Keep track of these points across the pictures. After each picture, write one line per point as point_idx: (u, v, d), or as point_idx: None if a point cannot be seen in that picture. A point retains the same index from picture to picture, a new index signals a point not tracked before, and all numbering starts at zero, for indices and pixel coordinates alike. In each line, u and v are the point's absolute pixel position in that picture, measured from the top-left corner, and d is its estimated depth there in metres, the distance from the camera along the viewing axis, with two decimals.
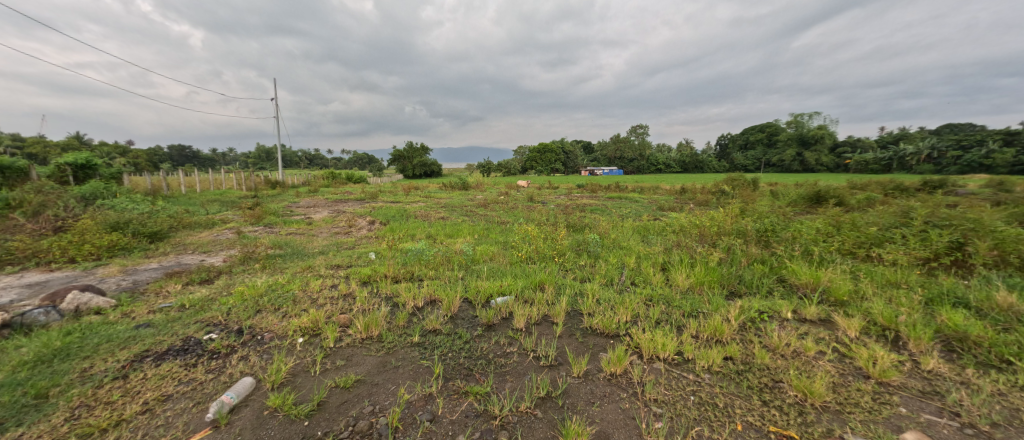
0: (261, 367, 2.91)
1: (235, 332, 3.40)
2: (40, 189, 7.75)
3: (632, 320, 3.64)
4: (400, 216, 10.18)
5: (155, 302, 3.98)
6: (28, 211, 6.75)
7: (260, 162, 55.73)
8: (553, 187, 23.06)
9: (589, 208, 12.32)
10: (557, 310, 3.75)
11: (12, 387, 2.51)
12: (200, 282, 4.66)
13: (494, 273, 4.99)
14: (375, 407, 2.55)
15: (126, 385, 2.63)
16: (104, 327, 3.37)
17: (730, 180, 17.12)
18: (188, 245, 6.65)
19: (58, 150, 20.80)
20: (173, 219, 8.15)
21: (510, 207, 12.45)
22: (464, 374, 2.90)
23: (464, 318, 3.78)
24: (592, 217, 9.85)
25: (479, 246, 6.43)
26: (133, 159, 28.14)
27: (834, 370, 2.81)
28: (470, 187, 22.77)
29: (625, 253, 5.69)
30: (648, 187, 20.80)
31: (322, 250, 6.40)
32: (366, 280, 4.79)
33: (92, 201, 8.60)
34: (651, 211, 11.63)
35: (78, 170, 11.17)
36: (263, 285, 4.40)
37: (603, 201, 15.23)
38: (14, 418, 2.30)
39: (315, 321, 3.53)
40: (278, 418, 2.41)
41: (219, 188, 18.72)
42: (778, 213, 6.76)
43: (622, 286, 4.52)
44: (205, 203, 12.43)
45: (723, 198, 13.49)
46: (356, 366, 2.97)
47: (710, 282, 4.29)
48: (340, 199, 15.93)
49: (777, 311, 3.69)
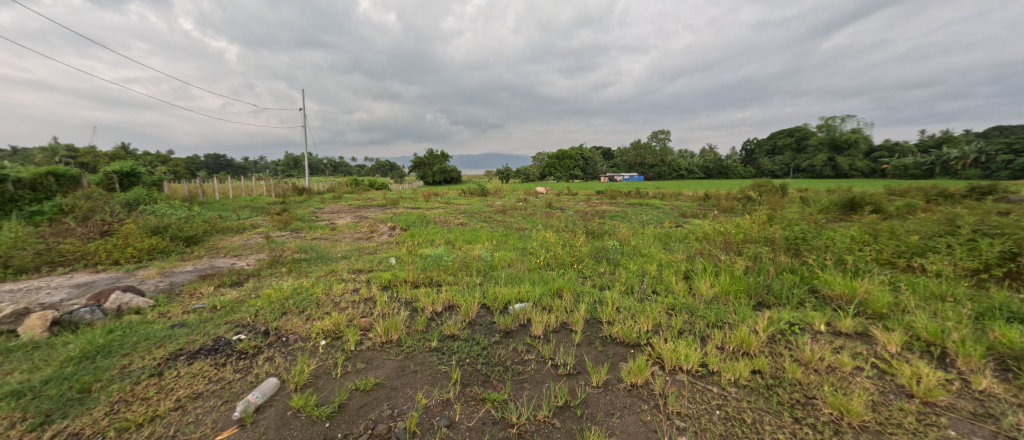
0: (285, 368, 2.97)
1: (261, 333, 3.49)
2: (90, 196, 8.28)
3: (654, 329, 3.54)
4: (420, 222, 10.38)
5: (188, 303, 4.13)
6: (78, 217, 7.22)
7: (288, 171, 57.96)
8: (572, 194, 22.82)
9: (608, 215, 12.07)
10: (576, 318, 3.69)
11: (60, 381, 2.64)
12: (231, 284, 4.83)
13: (511, 279, 4.97)
14: (394, 411, 2.56)
15: (160, 383, 2.72)
16: (142, 326, 3.52)
17: (756, 185, 16.66)
18: (221, 248, 6.91)
19: (105, 160, 22.33)
20: (208, 223, 8.54)
21: (529, 214, 12.45)
22: (482, 381, 2.87)
23: (482, 324, 3.77)
24: (612, 224, 9.74)
25: (497, 252, 6.45)
26: (172, 168, 30.12)
27: (874, 388, 2.64)
28: (488, 194, 22.82)
29: (647, 261, 5.56)
30: (669, 193, 20.39)
31: (345, 254, 6.54)
32: (385, 284, 4.85)
33: (135, 206, 9.11)
34: (673, 218, 11.46)
35: (124, 178, 11.86)
36: (289, 288, 4.52)
37: (623, 207, 15.06)
38: (60, 410, 2.40)
39: (335, 324, 3.60)
40: (301, 419, 2.45)
41: (250, 194, 19.62)
42: (809, 221, 6.49)
43: (643, 295, 4.41)
44: (236, 209, 12.90)
45: (749, 204, 13.14)
46: (376, 370, 2.99)
47: (737, 291, 4.13)
48: (362, 205, 16.36)
49: (809, 323, 3.51)
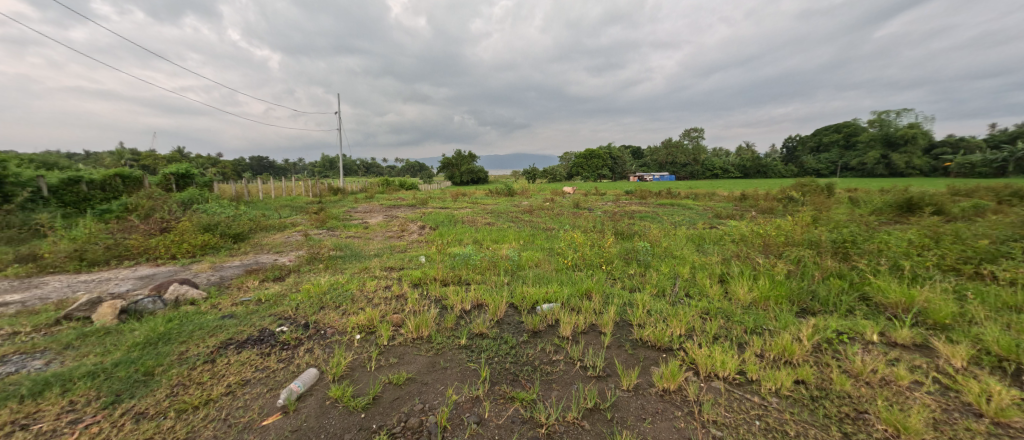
0: (323, 360, 3.10)
1: (302, 326, 3.67)
2: (151, 196, 8.98)
3: (688, 334, 3.43)
4: (448, 221, 10.53)
5: (237, 296, 4.40)
6: (141, 215, 7.85)
7: (325, 172, 60.46)
8: (600, 194, 22.47)
9: (638, 215, 11.80)
10: (606, 319, 3.63)
11: (128, 364, 2.87)
12: (274, 279, 5.10)
13: (539, 279, 4.96)
14: (425, 405, 2.61)
15: (213, 369, 2.91)
16: (196, 316, 3.79)
17: (799, 185, 15.76)
18: (264, 245, 7.31)
19: (163, 162, 24.16)
20: (253, 221, 9.05)
21: (557, 214, 12.37)
22: (511, 379, 2.89)
23: (510, 323, 3.78)
24: (642, 224, 9.51)
25: (524, 252, 6.46)
26: (221, 170, 32.16)
27: (934, 404, 2.44)
28: (515, 194, 22.86)
29: (679, 263, 5.39)
30: (702, 193, 19.65)
31: (377, 252, 6.76)
32: (416, 282, 4.97)
33: (189, 205, 9.80)
34: (707, 219, 11.05)
35: (180, 179, 12.78)
36: (327, 284, 4.72)
37: (654, 208, 14.67)
38: (129, 391, 2.61)
39: (370, 319, 3.72)
40: (338, 409, 2.55)
41: (289, 194, 20.62)
42: (860, 222, 6.07)
43: (675, 298, 4.28)
44: (277, 209, 13.60)
45: (792, 205, 12.45)
46: (407, 365, 3.07)
47: (778, 296, 3.93)
48: (393, 204, 16.81)
49: (860, 332, 3.29)
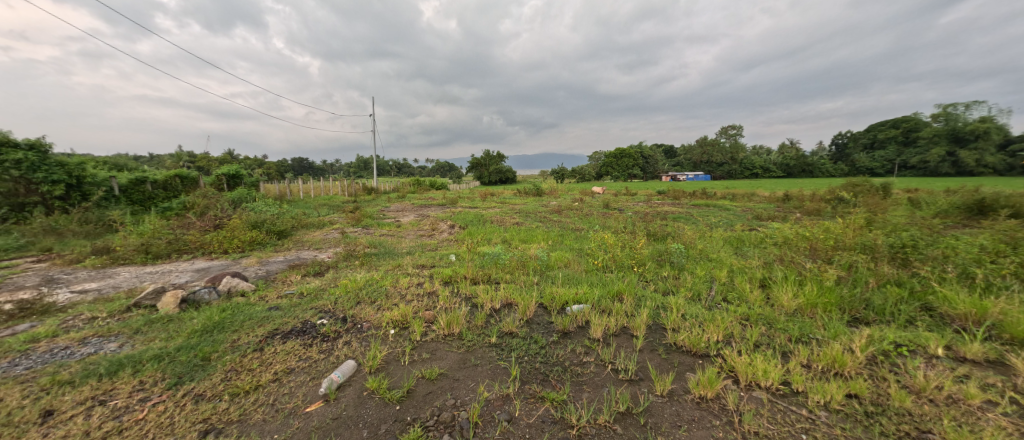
0: (360, 353, 3.23)
1: (340, 319, 3.83)
2: (206, 195, 9.67)
3: (726, 340, 3.30)
4: (477, 221, 10.65)
5: (281, 289, 4.67)
6: (197, 212, 8.47)
7: (360, 172, 62.72)
8: (632, 194, 21.97)
9: (671, 216, 11.45)
10: (638, 322, 3.55)
11: (188, 349, 3.11)
12: (314, 274, 5.36)
13: (569, 280, 4.92)
14: (457, 401, 2.66)
15: (262, 357, 3.11)
16: (246, 307, 4.05)
17: (850, 185, 14.73)
18: (305, 242, 7.69)
19: (215, 163, 25.96)
20: (295, 219, 9.55)
21: (586, 214, 12.22)
22: (541, 379, 2.89)
23: (539, 323, 3.78)
24: (676, 225, 9.22)
25: (553, 252, 6.43)
26: (266, 170, 34.13)
27: (1010, 427, 2.22)
28: (544, 194, 22.78)
29: (716, 266, 5.19)
30: (742, 194, 18.77)
31: (409, 250, 6.94)
32: (447, 280, 5.06)
33: (238, 203, 10.47)
34: (746, 220, 10.56)
35: (230, 179, 13.68)
36: (362, 280, 4.91)
37: (689, 208, 14.18)
38: (189, 374, 2.83)
39: (403, 315, 3.84)
40: (375, 400, 2.65)
41: (327, 193, 21.56)
42: (921, 226, 5.60)
43: (712, 302, 4.13)
44: (317, 207, 14.26)
45: (842, 207, 11.66)
46: (439, 360, 3.14)
47: (826, 304, 3.70)
48: (425, 204, 17.20)
49: (921, 345, 3.04)
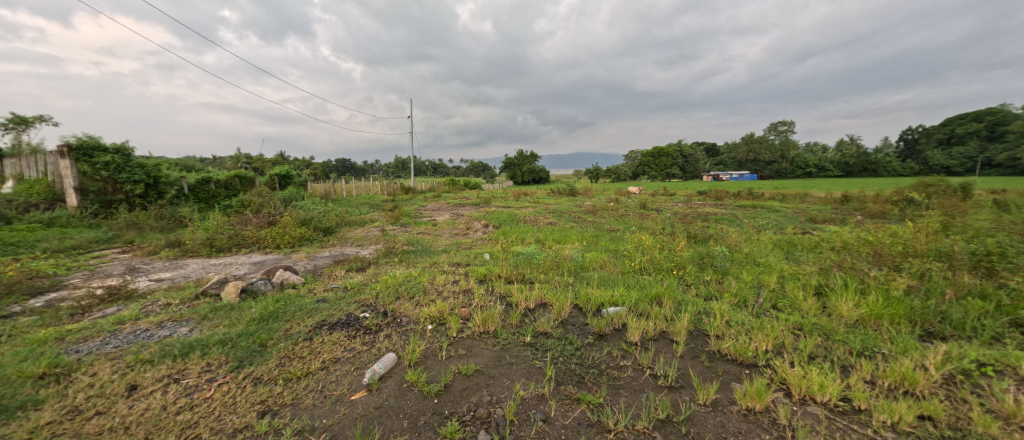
0: (400, 346, 3.35)
1: (381, 313, 3.99)
2: (261, 194, 10.40)
3: (776, 350, 3.11)
4: (511, 220, 10.70)
5: (327, 282, 4.94)
6: (254, 210, 9.13)
7: (399, 172, 64.84)
8: (671, 194, 21.22)
9: (713, 218, 10.95)
10: (678, 328, 3.43)
11: (248, 336, 3.37)
12: (357, 269, 5.62)
13: (605, 281, 4.84)
14: (493, 398, 2.70)
15: (311, 346, 3.30)
16: (296, 298, 4.31)
17: (922, 185, 13.39)
18: (348, 239, 8.08)
19: (268, 164, 27.87)
20: (339, 217, 10.05)
21: (622, 214, 11.95)
22: (577, 381, 2.86)
23: (574, 324, 3.75)
24: (718, 227, 8.81)
25: (588, 253, 6.34)
26: (312, 171, 36.16)
27: None
28: (578, 194, 22.49)
29: (764, 271, 4.91)
30: (793, 194, 17.58)
31: (445, 248, 7.10)
32: (482, 278, 5.14)
33: (289, 201, 11.17)
34: (797, 223, 9.90)
35: (282, 178, 14.61)
36: (402, 276, 5.08)
37: (733, 209, 13.48)
38: (248, 358, 3.06)
39: (440, 311, 3.93)
40: (415, 392, 2.74)
41: (368, 192, 22.48)
42: (1009, 231, 4.99)
43: (760, 309, 3.91)
44: (358, 206, 14.92)
45: (911, 209, 10.64)
46: (475, 357, 3.20)
47: (893, 315, 3.40)
48: (460, 203, 17.50)
49: (1010, 365, 2.72)
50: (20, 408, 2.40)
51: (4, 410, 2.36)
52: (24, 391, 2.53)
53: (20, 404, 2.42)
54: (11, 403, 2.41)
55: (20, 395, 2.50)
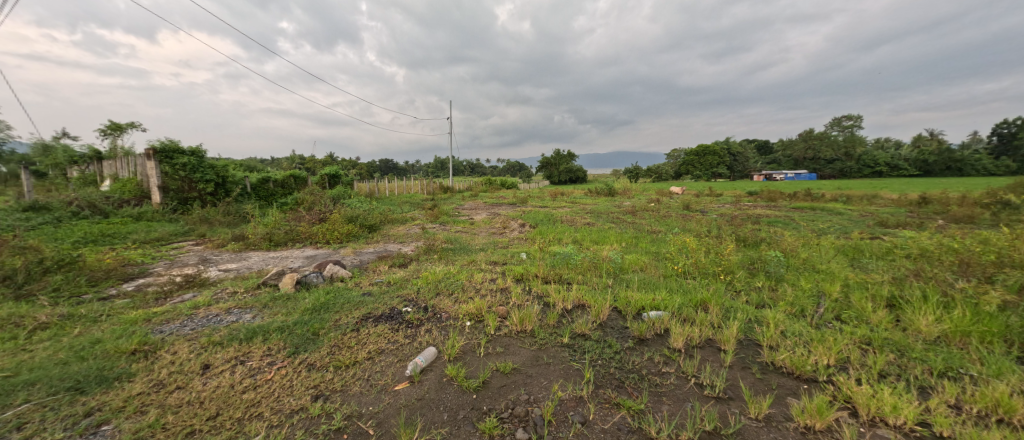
0: (440, 341, 3.44)
1: (422, 308, 4.12)
2: (312, 192, 11.06)
3: (839, 366, 2.88)
4: (548, 220, 10.65)
5: (372, 277, 5.17)
6: (306, 208, 9.73)
7: (438, 172, 66.51)
8: (717, 194, 20.17)
9: (765, 220, 10.28)
10: (727, 336, 3.26)
11: (302, 324, 3.60)
12: (399, 265, 5.84)
13: (646, 284, 4.70)
14: (530, 397, 2.70)
15: (359, 336, 3.47)
16: (344, 291, 4.55)
17: (1019, 187, 11.80)
18: (391, 236, 8.40)
19: (318, 164, 29.64)
20: (383, 215, 10.47)
21: (663, 215, 11.54)
22: (616, 385, 2.80)
23: (613, 327, 3.67)
24: (771, 231, 8.26)
25: (628, 255, 6.18)
26: (358, 171, 38.00)
27: None
28: (617, 194, 21.96)
29: (824, 279, 4.54)
30: (858, 196, 16.11)
31: (482, 247, 7.19)
32: (519, 277, 5.15)
33: (337, 199, 11.80)
34: (863, 227, 9.07)
35: (331, 178, 15.46)
36: (441, 273, 5.21)
37: (788, 211, 12.58)
38: (303, 345, 3.27)
39: (479, 308, 3.99)
40: (454, 386, 2.80)
41: (409, 191, 23.25)
42: None
43: (820, 320, 3.63)
44: (400, 204, 15.45)
45: (1004, 214, 9.41)
46: (513, 355, 3.22)
47: (983, 334, 3.03)
48: (497, 202, 17.65)
49: None
50: (116, 379, 2.73)
51: (104, 380, 2.69)
52: (120, 365, 2.87)
53: (117, 376, 2.75)
54: (110, 374, 2.74)
55: (117, 368, 2.83)
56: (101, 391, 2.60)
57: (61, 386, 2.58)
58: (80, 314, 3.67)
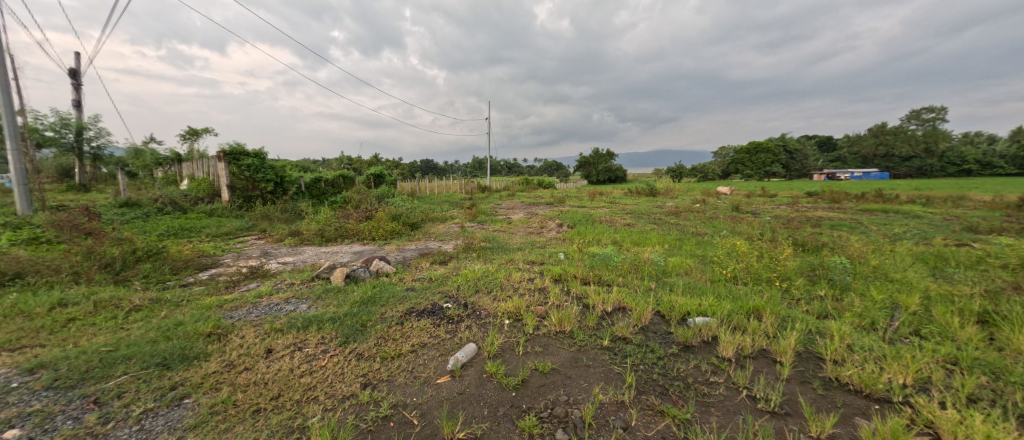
0: (480, 338, 3.48)
1: (462, 305, 4.19)
2: (359, 191, 11.61)
3: (918, 386, 2.59)
4: (586, 220, 10.48)
5: (414, 273, 5.33)
6: (354, 206, 10.23)
7: (476, 171, 67.51)
8: (771, 195, 18.87)
9: (827, 223, 9.48)
10: (783, 347, 3.04)
11: (353, 316, 3.78)
12: (439, 262, 5.98)
13: (691, 289, 4.49)
14: (570, 398, 2.66)
15: (403, 329, 3.59)
16: (389, 285, 4.72)
17: None
18: (431, 234, 8.62)
19: (364, 164, 31.10)
20: (424, 213, 10.78)
21: (709, 217, 10.98)
22: (660, 392, 2.69)
23: (656, 332, 3.53)
24: (833, 235, 7.61)
25: (671, 257, 5.94)
26: (400, 171, 39.42)
27: None
28: (660, 194, 21.18)
29: (899, 289, 4.11)
30: (940, 197, 14.43)
31: (520, 246, 7.20)
32: (557, 277, 5.11)
33: (381, 198, 12.30)
34: (944, 232, 8.12)
35: (376, 177, 16.13)
36: (480, 271, 5.27)
37: (853, 214, 11.52)
38: (353, 335, 3.44)
39: (517, 307, 4.00)
40: (494, 383, 2.82)
41: (448, 191, 23.77)
42: None
43: (894, 335, 3.28)
44: (440, 203, 15.83)
45: None
46: (552, 355, 3.18)
47: None
48: (535, 202, 17.62)
49: None
50: (196, 357, 3.00)
51: (186, 358, 2.97)
52: (199, 345, 3.16)
53: (196, 355, 3.03)
54: (190, 353, 3.03)
55: (196, 348, 3.12)
56: (183, 367, 2.88)
57: (151, 362, 2.89)
58: (165, 299, 4.09)
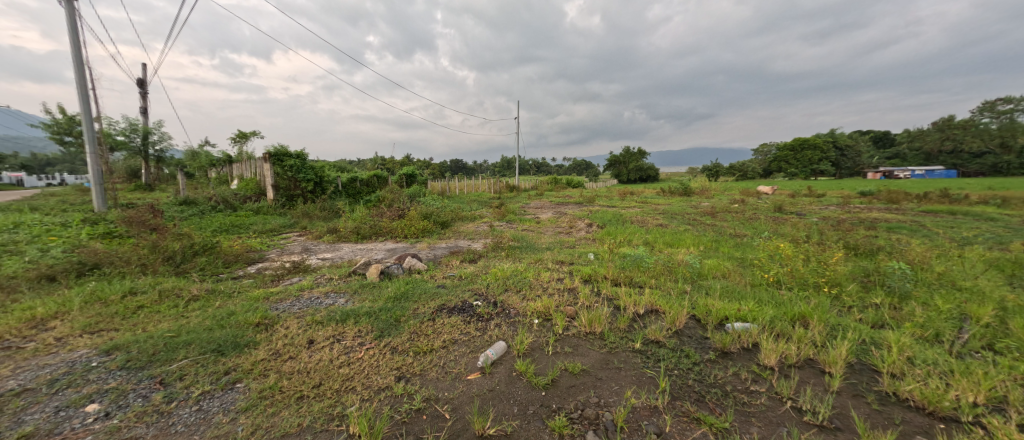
0: (509, 336, 3.49)
1: (491, 303, 4.22)
2: (392, 190, 11.94)
3: (991, 406, 2.36)
4: (616, 220, 10.27)
5: (445, 271, 5.42)
6: (387, 205, 10.53)
7: (505, 170, 67.77)
8: (817, 195, 17.73)
9: (881, 225, 8.81)
10: (832, 357, 2.85)
11: (387, 311, 3.90)
12: (469, 261, 6.05)
13: (729, 292, 4.30)
14: (601, 400, 2.62)
15: (435, 325, 3.67)
16: (420, 282, 4.83)
17: None
18: (461, 232, 8.74)
19: (396, 164, 31.94)
20: (454, 212, 10.93)
21: (748, 218, 10.48)
22: (695, 399, 2.61)
23: (691, 336, 3.41)
24: (889, 238, 7.05)
25: (707, 259, 5.72)
26: (430, 170, 40.19)
27: None
28: (694, 194, 20.42)
29: (967, 298, 3.76)
30: (1017, 197, 13.03)
31: (549, 246, 7.16)
32: (587, 277, 5.04)
33: (413, 197, 12.60)
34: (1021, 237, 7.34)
35: (407, 177, 16.53)
36: (510, 270, 5.29)
37: (912, 216, 10.63)
38: (388, 329, 3.55)
39: (546, 307, 3.98)
40: (524, 382, 2.83)
41: (477, 190, 23.99)
42: None
43: (961, 349, 3.01)
44: (470, 202, 16.01)
45: None
46: (582, 356, 3.15)
47: None
48: (564, 202, 17.46)
49: None
50: (246, 345, 3.20)
51: (238, 346, 3.18)
52: (249, 334, 3.37)
53: (247, 343, 3.23)
54: (242, 341, 3.23)
55: (246, 336, 3.33)
56: (236, 354, 3.08)
57: (208, 348, 3.11)
58: (219, 290, 4.39)
